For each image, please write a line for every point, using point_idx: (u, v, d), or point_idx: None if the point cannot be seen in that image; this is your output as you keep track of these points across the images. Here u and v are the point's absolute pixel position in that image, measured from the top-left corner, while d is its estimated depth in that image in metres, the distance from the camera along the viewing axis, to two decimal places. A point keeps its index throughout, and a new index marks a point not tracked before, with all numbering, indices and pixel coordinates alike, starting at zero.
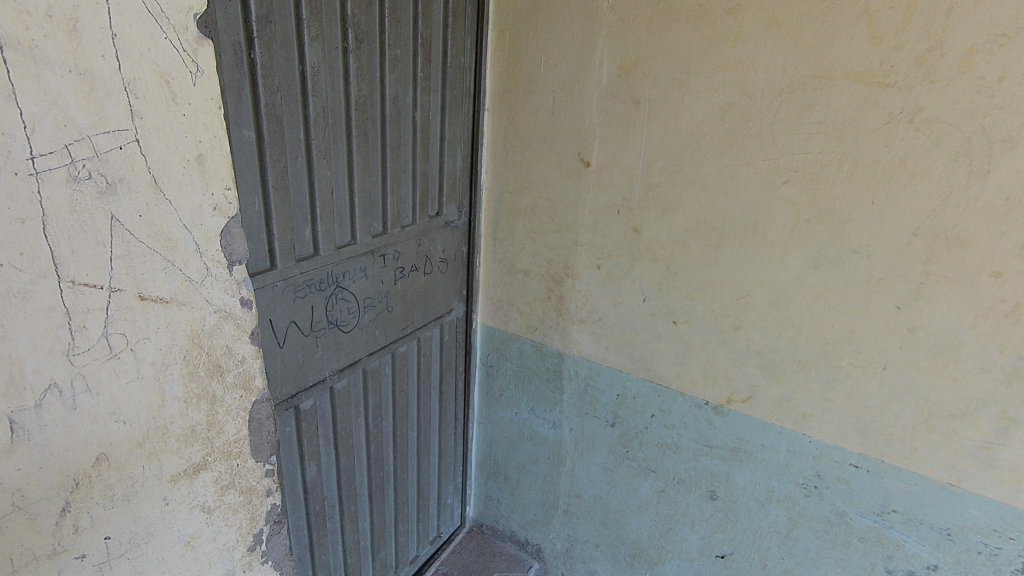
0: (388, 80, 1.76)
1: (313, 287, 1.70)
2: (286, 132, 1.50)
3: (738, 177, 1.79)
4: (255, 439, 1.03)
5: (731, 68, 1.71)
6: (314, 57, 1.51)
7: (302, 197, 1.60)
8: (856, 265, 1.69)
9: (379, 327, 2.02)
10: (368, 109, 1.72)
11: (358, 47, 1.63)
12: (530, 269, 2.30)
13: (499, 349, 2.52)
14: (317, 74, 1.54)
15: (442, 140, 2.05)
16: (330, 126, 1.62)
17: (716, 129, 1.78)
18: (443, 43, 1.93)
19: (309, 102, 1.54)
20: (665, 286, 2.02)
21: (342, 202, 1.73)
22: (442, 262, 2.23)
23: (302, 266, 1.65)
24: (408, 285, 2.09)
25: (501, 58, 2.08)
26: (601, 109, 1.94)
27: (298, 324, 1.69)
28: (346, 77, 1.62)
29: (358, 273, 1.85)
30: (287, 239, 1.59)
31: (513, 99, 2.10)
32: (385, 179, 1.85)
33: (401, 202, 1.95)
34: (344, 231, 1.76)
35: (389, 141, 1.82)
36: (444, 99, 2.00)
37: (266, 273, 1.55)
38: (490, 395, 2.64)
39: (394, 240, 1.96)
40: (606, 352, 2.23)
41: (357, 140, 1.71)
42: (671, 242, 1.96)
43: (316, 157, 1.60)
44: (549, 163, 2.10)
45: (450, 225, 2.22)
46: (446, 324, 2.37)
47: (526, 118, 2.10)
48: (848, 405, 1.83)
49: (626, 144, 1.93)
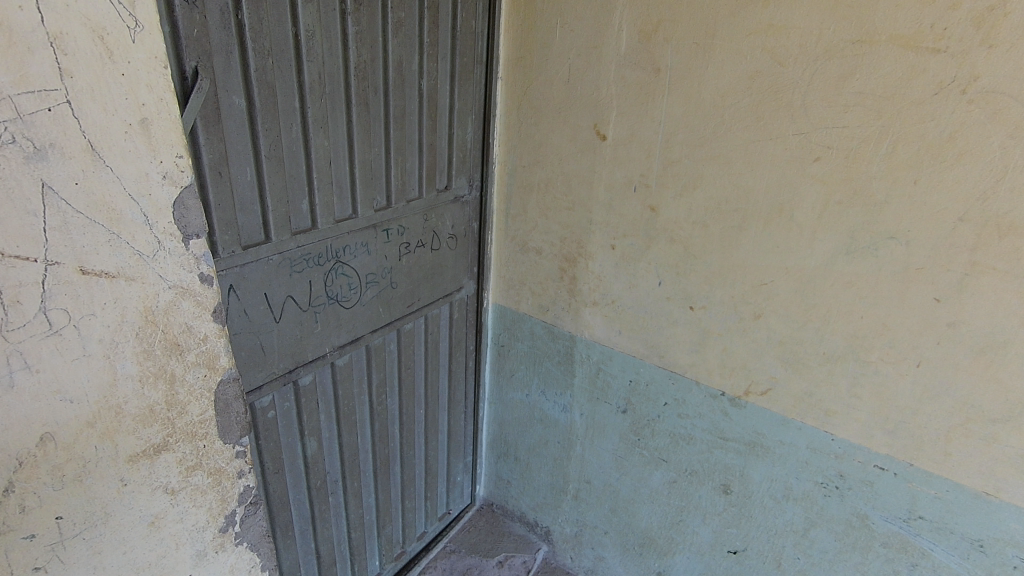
0: (391, 46, 1.67)
1: (311, 262, 1.66)
2: (279, 99, 1.44)
3: (765, 154, 1.64)
4: (223, 420, 0.99)
5: (762, 31, 1.55)
6: (309, 20, 1.44)
7: (298, 168, 1.55)
8: (892, 252, 1.54)
9: (385, 303, 1.97)
10: (369, 76, 1.64)
11: (357, 10, 1.54)
12: (543, 247, 2.20)
13: (510, 329, 2.46)
14: (313, 38, 1.46)
15: (451, 110, 1.96)
16: (327, 92, 1.55)
17: (743, 101, 1.63)
18: (453, 5, 1.82)
19: (303, 68, 1.47)
20: (683, 269, 1.90)
21: (342, 174, 1.67)
22: (451, 238, 2.16)
23: (299, 240, 1.61)
24: (415, 261, 2.03)
25: (516, 22, 1.96)
26: (618, 77, 1.81)
27: (296, 299, 1.66)
28: (345, 42, 1.54)
29: (360, 248, 1.80)
30: (282, 212, 1.54)
31: (528, 68, 1.98)
32: (388, 150, 1.78)
33: (407, 175, 1.88)
34: (345, 204, 1.71)
35: (393, 110, 1.75)
36: (453, 67, 1.90)
37: (260, 246, 1.52)
38: (501, 375, 2.58)
39: (399, 214, 1.89)
40: (619, 337, 2.14)
41: (357, 109, 1.64)
42: (690, 222, 1.83)
43: (313, 126, 1.54)
44: (564, 136, 1.99)
45: (460, 199, 2.14)
46: (456, 302, 2.32)
47: (541, 88, 1.98)
48: (875, 403, 1.69)
49: (644, 116, 1.80)
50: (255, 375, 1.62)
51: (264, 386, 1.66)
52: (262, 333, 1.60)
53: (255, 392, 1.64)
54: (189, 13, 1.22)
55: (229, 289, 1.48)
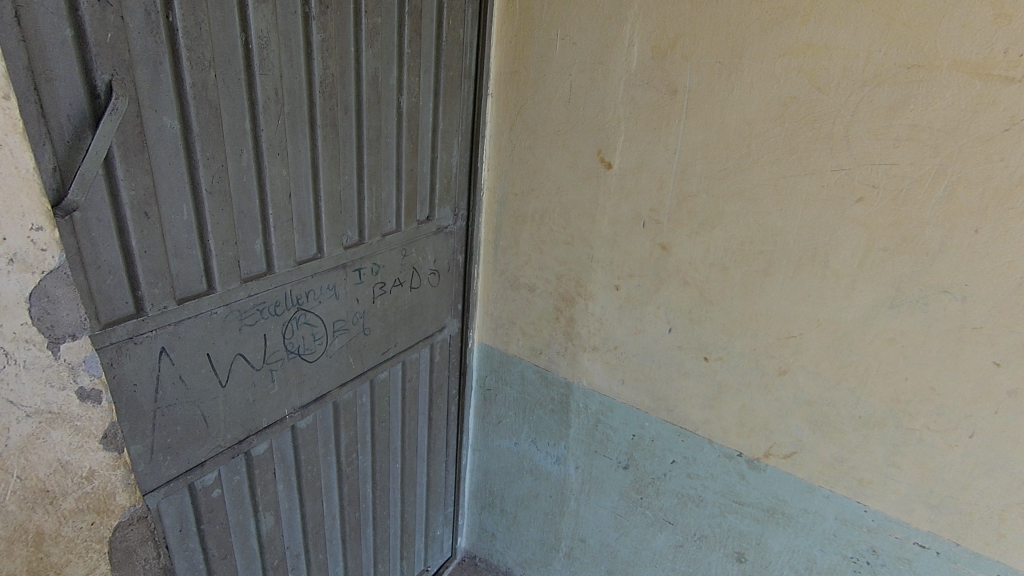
0: (365, 56, 1.41)
1: (266, 312, 1.39)
2: (225, 120, 1.17)
3: (797, 191, 1.42)
4: (124, 568, 0.88)
5: (799, 51, 1.33)
6: (262, 24, 1.17)
7: (250, 202, 1.28)
8: (943, 309, 1.34)
9: (356, 351, 1.71)
10: (338, 92, 1.38)
11: (323, 13, 1.28)
12: (536, 284, 1.96)
13: (498, 371, 2.21)
14: (268, 47, 1.20)
15: (435, 131, 1.70)
16: (286, 112, 1.28)
17: (774, 130, 1.41)
18: (438, 11, 1.57)
19: (256, 82, 1.20)
20: (697, 316, 1.68)
21: (305, 207, 1.40)
22: (433, 274, 1.91)
23: (251, 287, 1.33)
24: (391, 302, 1.77)
25: (509, 31, 1.71)
26: (627, 98, 1.58)
27: (247, 356, 1.38)
28: (308, 51, 1.28)
29: (326, 291, 1.53)
30: (230, 255, 1.27)
31: (522, 84, 1.74)
32: (360, 178, 1.52)
33: (383, 206, 1.62)
34: (308, 241, 1.44)
35: (367, 131, 1.49)
36: (438, 81, 1.65)
37: (201, 298, 1.24)
38: (487, 420, 2.34)
39: (373, 251, 1.63)
40: (621, 386, 1.91)
41: (323, 131, 1.37)
42: (706, 264, 1.61)
43: (269, 152, 1.27)
44: (563, 162, 1.75)
45: (444, 230, 1.88)
46: (437, 343, 2.06)
47: (537, 107, 1.74)
48: (917, 474, 1.49)
49: (657, 143, 1.57)
50: (196, 450, 1.34)
51: (207, 462, 1.38)
52: (205, 400, 1.32)
53: (197, 470, 1.36)
54: (100, 13, 0.94)
55: (160, 353, 1.20)
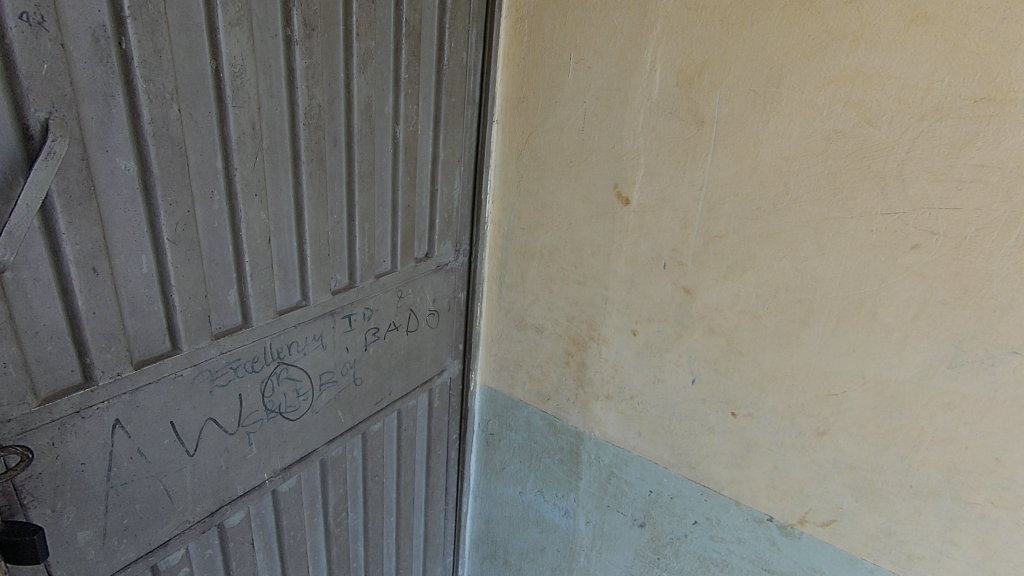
0: (357, 83, 1.25)
1: (242, 369, 1.23)
2: (191, 160, 1.01)
3: (842, 235, 1.26)
4: None
5: (847, 80, 1.18)
6: (236, 50, 1.02)
7: (223, 249, 1.12)
8: (1013, 372, 1.16)
9: (346, 404, 1.54)
10: (325, 124, 1.22)
11: (309, 36, 1.12)
12: (544, 325, 1.80)
13: (502, 415, 2.05)
14: (243, 76, 1.04)
15: (435, 162, 1.55)
16: (265, 147, 1.12)
17: (815, 167, 1.25)
18: (440, 33, 1.42)
19: (229, 115, 1.04)
20: (724, 367, 1.52)
21: (288, 252, 1.25)
22: (432, 315, 1.75)
23: (224, 344, 1.18)
24: (385, 348, 1.61)
25: (517, 54, 1.56)
26: (648, 129, 1.42)
27: (219, 420, 1.22)
28: (291, 80, 1.12)
29: (311, 342, 1.37)
30: (199, 310, 1.12)
31: (531, 110, 1.58)
32: (351, 216, 1.36)
33: (376, 245, 1.47)
34: (291, 289, 1.28)
35: (359, 166, 1.33)
36: (439, 108, 1.49)
37: (164, 360, 1.08)
38: (490, 467, 2.16)
39: (365, 294, 1.48)
40: (638, 439, 1.74)
41: (309, 167, 1.22)
42: (735, 311, 1.45)
43: (245, 193, 1.12)
44: (575, 195, 1.59)
45: (444, 267, 1.73)
46: (436, 387, 1.90)
47: (547, 135, 1.58)
48: (978, 553, 1.30)
49: (681, 178, 1.42)
50: (158, 529, 1.17)
51: (172, 540, 1.21)
52: (169, 473, 1.16)
53: (160, 551, 1.19)
54: (33, 40, 0.79)
55: (114, 426, 1.04)
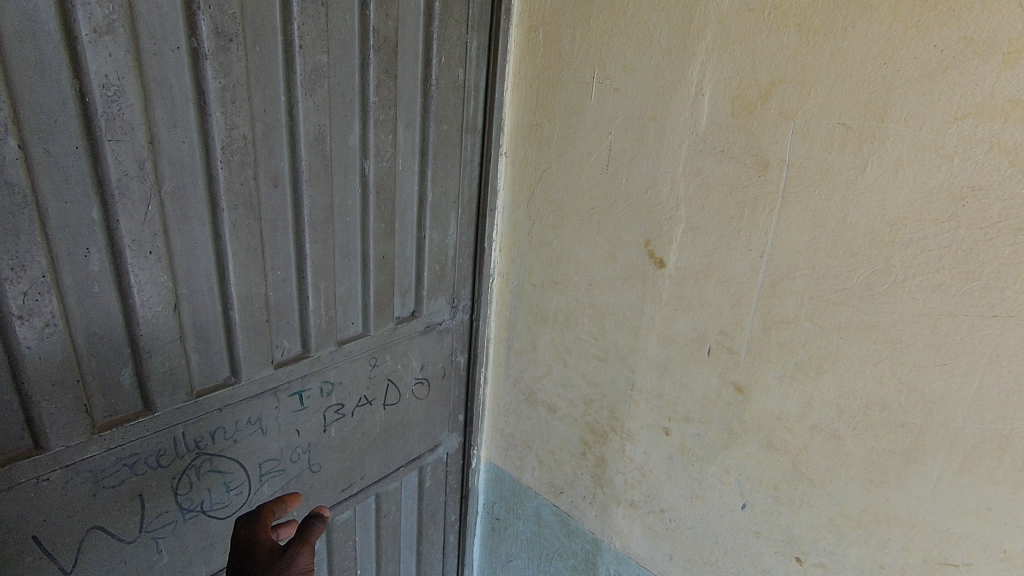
0: (304, 108, 0.98)
1: (141, 466, 0.97)
2: (47, 210, 0.76)
3: (974, 341, 0.85)
4: None
5: (995, 113, 0.77)
6: (108, 66, 0.76)
7: (108, 320, 0.87)
8: None
9: (299, 494, 1.27)
10: (257, 160, 0.96)
11: (226, 49, 0.86)
12: (557, 404, 1.46)
13: (509, 501, 1.71)
14: (122, 102, 0.78)
15: (423, 204, 1.26)
16: (165, 192, 0.87)
17: (935, 239, 0.85)
18: (425, 46, 1.13)
19: (104, 152, 0.79)
20: (787, 496, 1.11)
21: (207, 319, 0.99)
22: (419, 384, 1.45)
23: (112, 437, 0.92)
24: (354, 426, 1.33)
25: (530, 72, 1.24)
26: (691, 171, 1.06)
27: (110, 527, 0.97)
28: (201, 106, 0.86)
29: (245, 427, 1.11)
30: (74, 398, 0.86)
31: (545, 142, 1.26)
32: (301, 272, 1.09)
33: (340, 305, 1.19)
34: (214, 363, 1.02)
35: (310, 211, 1.06)
36: (426, 138, 1.21)
37: (19, 464, 0.84)
38: (495, 557, 1.82)
39: (323, 366, 1.20)
40: (668, 564, 1.35)
41: (233, 215, 0.95)
42: (806, 426, 1.05)
43: (136, 250, 0.86)
44: (596, 251, 1.25)
45: (436, 328, 1.43)
46: (428, 466, 1.59)
47: (563, 175, 1.25)
48: None
49: (734, 240, 1.04)
50: None
51: None
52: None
53: None
54: None
55: None
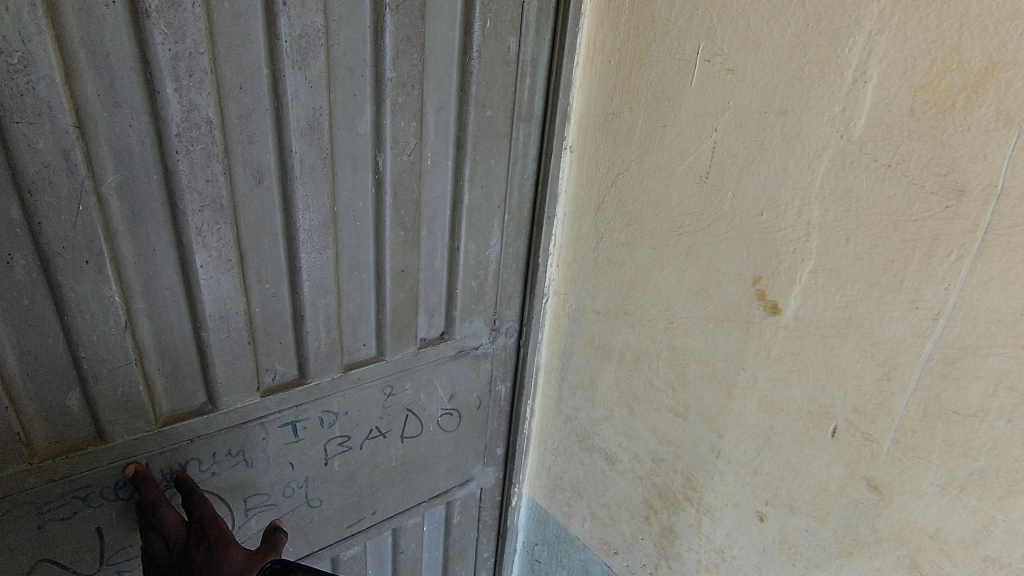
0: (292, 85, 0.77)
1: (95, 499, 0.81)
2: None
3: None
4: None
5: None
6: (7, 23, 0.58)
7: (44, 338, 0.71)
8: None
9: (296, 531, 1.08)
10: (231, 150, 0.76)
11: (176, 4, 0.66)
12: (618, 454, 1.20)
13: (554, 547, 1.47)
14: (32, 70, 0.60)
15: (457, 206, 1.02)
16: (107, 187, 0.69)
17: None
18: (464, 7, 0.88)
19: (14, 137, 0.61)
20: None
21: (175, 340, 0.81)
22: (447, 415, 1.23)
23: (54, 472, 0.76)
24: (364, 460, 1.12)
25: (608, 44, 0.95)
26: (833, 189, 0.75)
27: (63, 562, 0.83)
28: (147, 79, 0.67)
29: (225, 460, 0.92)
30: (3, 432, 0.71)
31: (623, 137, 0.97)
32: (295, 287, 0.89)
33: (347, 326, 0.98)
34: (186, 390, 0.85)
35: (304, 215, 0.85)
36: (462, 127, 0.96)
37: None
38: None
39: (325, 395, 1.00)
40: None
41: (200, 218, 0.76)
42: (977, 556, 0.74)
43: (70, 259, 0.69)
44: (682, 282, 0.96)
45: (471, 352, 1.19)
46: (457, 501, 1.38)
47: (644, 180, 0.96)
48: None
49: (888, 291, 0.73)
50: None
51: None
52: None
53: None
54: None
55: None
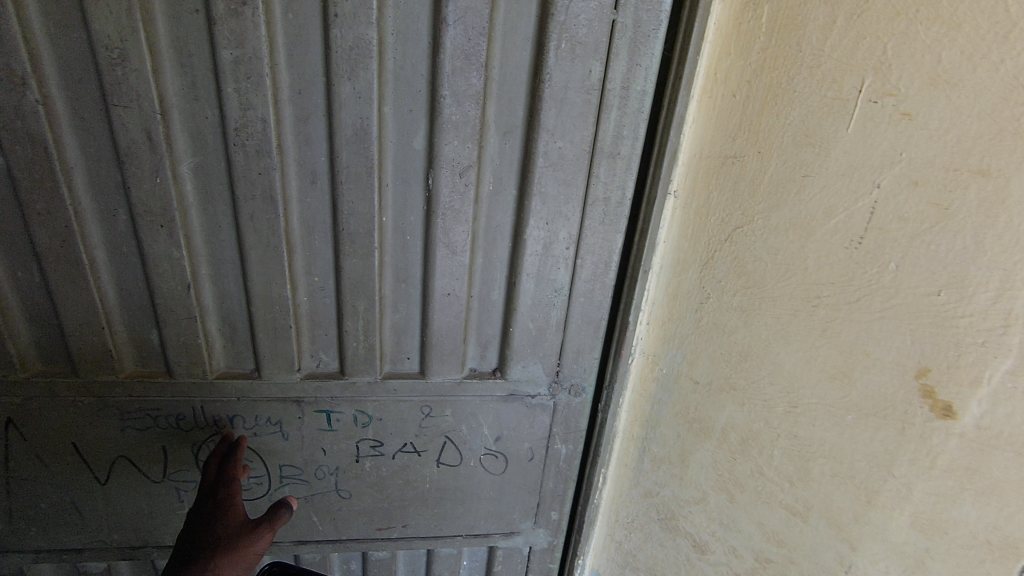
0: (345, 100, 0.79)
1: (164, 421, 1.00)
2: (72, 165, 0.81)
3: None
4: None
5: None
6: (112, 28, 0.73)
7: (134, 280, 0.90)
8: None
9: (323, 511, 1.14)
10: (286, 150, 0.83)
11: (238, 14, 0.73)
12: (709, 543, 1.02)
13: None
14: (128, 66, 0.76)
15: (519, 240, 0.93)
16: (183, 167, 0.83)
17: None
18: (538, 26, 0.79)
19: (114, 118, 0.78)
20: None
21: (232, 305, 0.94)
22: (491, 455, 1.13)
23: (134, 388, 0.97)
24: (395, 471, 1.11)
25: (734, 79, 0.79)
26: None
27: (137, 461, 1.04)
28: (216, 81, 0.77)
29: (265, 425, 1.03)
30: (98, 341, 0.93)
31: (747, 187, 0.82)
32: (340, 288, 0.93)
33: (390, 334, 0.99)
34: (239, 351, 0.98)
35: (349, 220, 0.87)
36: (530, 157, 0.87)
37: (57, 379, 0.95)
38: None
39: (360, 395, 1.02)
40: None
41: (251, 209, 0.85)
42: None
43: (149, 220, 0.85)
44: (817, 363, 0.80)
45: (521, 398, 1.09)
46: (501, 550, 1.26)
47: (770, 239, 0.81)
48: None
49: None
50: (67, 537, 1.09)
51: (87, 553, 1.11)
52: (75, 491, 1.05)
53: (75, 555, 1.11)
54: None
55: (6, 425, 0.97)
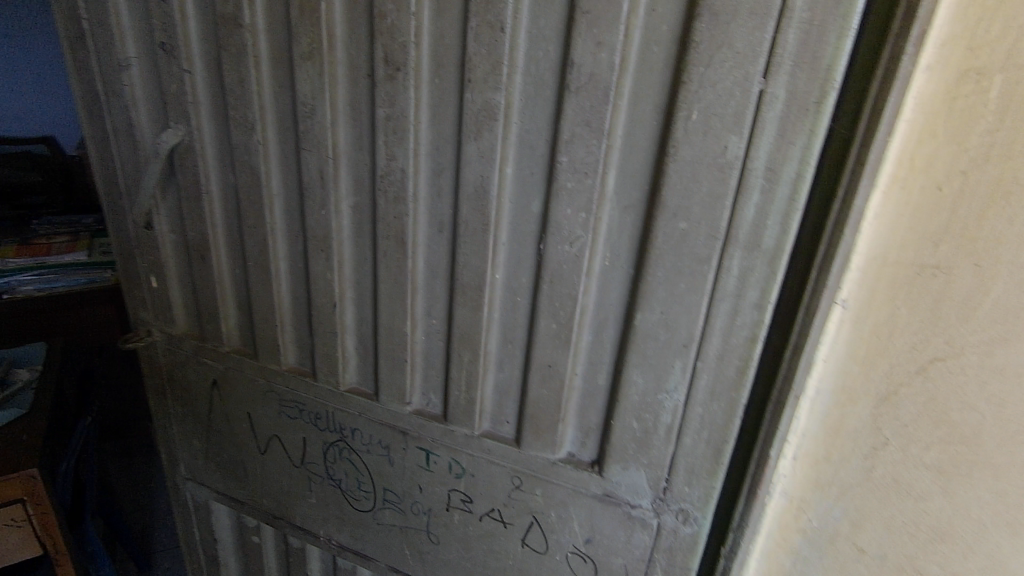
0: (472, 159, 0.77)
1: (307, 417, 1.11)
2: (274, 193, 0.94)
3: None
4: None
5: None
6: (308, 87, 0.83)
7: (302, 293, 1.02)
8: None
9: (415, 547, 1.12)
10: (420, 198, 0.83)
11: (395, 79, 0.77)
12: None
13: None
14: (313, 117, 0.84)
15: (629, 331, 0.78)
16: (342, 203, 0.89)
17: None
18: (669, 92, 0.65)
19: (301, 159, 0.88)
20: None
21: (366, 333, 0.99)
22: (578, 556, 0.95)
23: (288, 382, 1.10)
24: (481, 534, 1.03)
25: (943, 172, 0.61)
26: None
27: (286, 444, 1.18)
28: (373, 134, 0.82)
29: (376, 445, 1.06)
30: (273, 338, 1.08)
31: (954, 312, 0.65)
32: (451, 338, 0.90)
33: (491, 393, 0.92)
34: (367, 374, 1.03)
35: (463, 272, 0.84)
36: (650, 235, 0.71)
37: (245, 358, 1.14)
38: None
39: (457, 444, 0.98)
40: None
41: (384, 249, 0.88)
42: None
43: (314, 244, 0.94)
44: None
45: (618, 505, 0.88)
46: None
47: (989, 379, 0.65)
48: None
49: None
50: (238, 488, 1.31)
51: (248, 506, 1.32)
52: (246, 453, 1.25)
53: (240, 505, 1.33)
54: (167, 65, 0.92)
55: (213, 383, 1.21)
